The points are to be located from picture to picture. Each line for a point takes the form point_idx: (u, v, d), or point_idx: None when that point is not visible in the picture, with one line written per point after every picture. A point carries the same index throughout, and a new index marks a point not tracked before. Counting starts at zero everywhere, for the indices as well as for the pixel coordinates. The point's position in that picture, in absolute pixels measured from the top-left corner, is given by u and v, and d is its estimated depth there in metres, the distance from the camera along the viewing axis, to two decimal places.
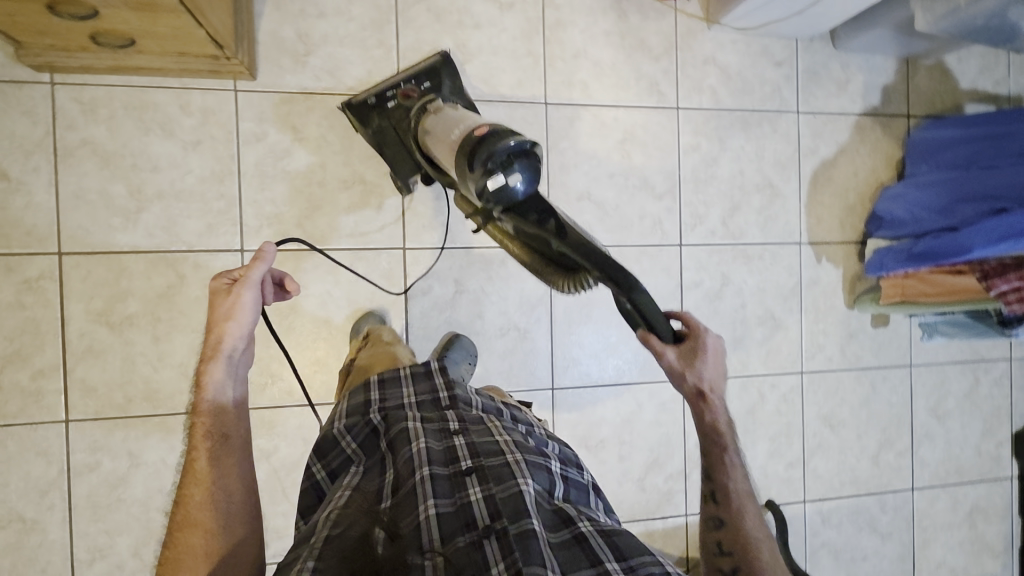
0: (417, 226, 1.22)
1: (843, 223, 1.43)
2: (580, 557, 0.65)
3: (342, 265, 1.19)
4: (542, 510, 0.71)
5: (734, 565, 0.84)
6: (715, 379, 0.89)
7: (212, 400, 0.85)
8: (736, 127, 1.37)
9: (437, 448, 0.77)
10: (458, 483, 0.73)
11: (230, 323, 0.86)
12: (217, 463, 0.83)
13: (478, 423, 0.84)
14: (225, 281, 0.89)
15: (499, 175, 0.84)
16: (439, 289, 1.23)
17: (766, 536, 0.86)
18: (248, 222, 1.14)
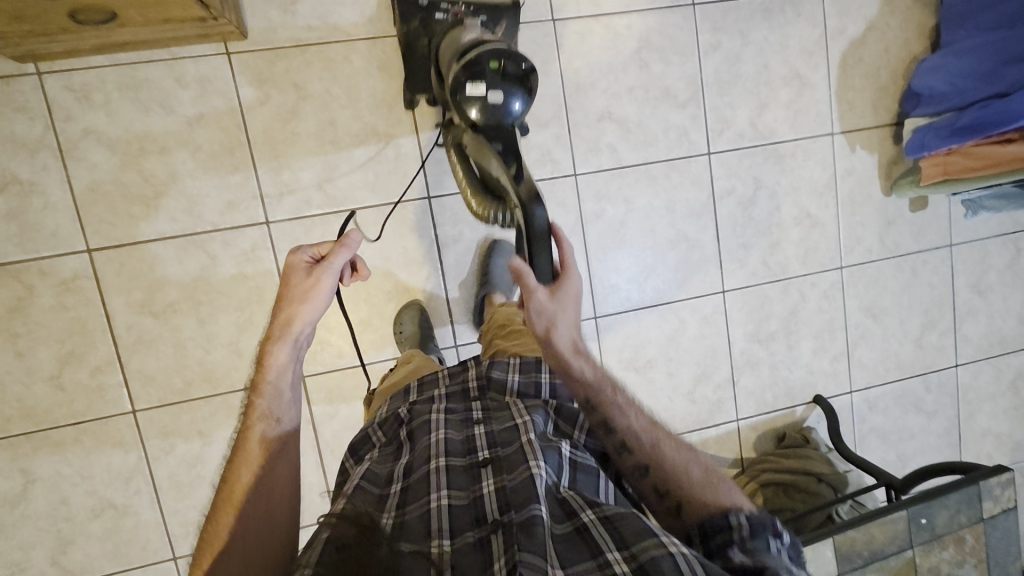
0: (437, 173, 1.18)
1: (876, 106, 1.36)
2: (584, 548, 0.62)
3: (369, 222, 1.16)
4: (551, 499, 0.69)
5: (678, 502, 0.72)
6: (573, 326, 0.84)
7: (272, 381, 0.86)
8: (757, 16, 1.27)
9: (454, 438, 0.82)
10: (474, 475, 0.76)
11: (300, 303, 0.87)
12: (264, 450, 0.80)
13: (499, 409, 0.87)
14: (303, 256, 0.91)
15: (482, 84, 0.93)
16: (470, 234, 1.20)
17: (692, 457, 0.76)
18: (268, 192, 1.11)
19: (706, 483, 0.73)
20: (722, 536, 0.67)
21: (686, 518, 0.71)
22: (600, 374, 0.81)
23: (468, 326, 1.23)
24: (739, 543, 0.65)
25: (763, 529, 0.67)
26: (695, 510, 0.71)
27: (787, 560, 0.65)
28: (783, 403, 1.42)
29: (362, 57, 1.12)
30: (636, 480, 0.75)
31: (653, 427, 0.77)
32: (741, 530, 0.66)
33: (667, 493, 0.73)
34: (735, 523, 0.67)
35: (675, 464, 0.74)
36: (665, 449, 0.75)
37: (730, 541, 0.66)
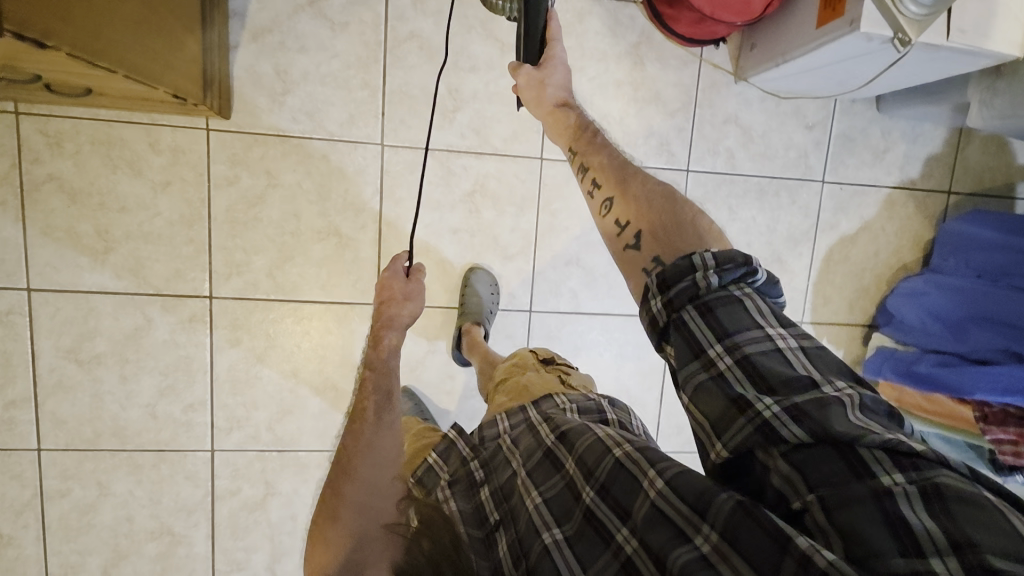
0: None
1: (853, 305, 1.32)
2: (597, 542, 0.62)
3: (311, 316, 1.16)
4: (558, 495, 0.68)
5: (636, 232, 0.73)
6: (564, 87, 0.94)
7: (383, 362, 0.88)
8: (750, 194, 1.25)
9: (465, 507, 0.77)
10: (491, 543, 0.72)
11: (405, 303, 0.86)
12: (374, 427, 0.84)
13: (495, 456, 0.82)
14: (396, 272, 0.87)
15: None
16: (411, 345, 1.20)
17: (651, 182, 0.78)
18: (218, 269, 1.11)
19: (666, 212, 0.72)
20: (684, 287, 0.57)
21: (645, 249, 0.72)
22: (582, 122, 0.91)
23: None
24: (700, 301, 0.56)
25: (732, 265, 0.57)
26: (653, 245, 0.71)
27: (767, 315, 0.55)
28: None
29: (341, 158, 1.11)
30: (605, 219, 0.79)
31: (623, 167, 0.83)
32: (701, 268, 0.57)
33: (627, 229, 0.74)
34: (698, 264, 0.57)
35: (636, 205, 0.75)
36: (630, 189, 0.77)
37: (694, 292, 0.57)
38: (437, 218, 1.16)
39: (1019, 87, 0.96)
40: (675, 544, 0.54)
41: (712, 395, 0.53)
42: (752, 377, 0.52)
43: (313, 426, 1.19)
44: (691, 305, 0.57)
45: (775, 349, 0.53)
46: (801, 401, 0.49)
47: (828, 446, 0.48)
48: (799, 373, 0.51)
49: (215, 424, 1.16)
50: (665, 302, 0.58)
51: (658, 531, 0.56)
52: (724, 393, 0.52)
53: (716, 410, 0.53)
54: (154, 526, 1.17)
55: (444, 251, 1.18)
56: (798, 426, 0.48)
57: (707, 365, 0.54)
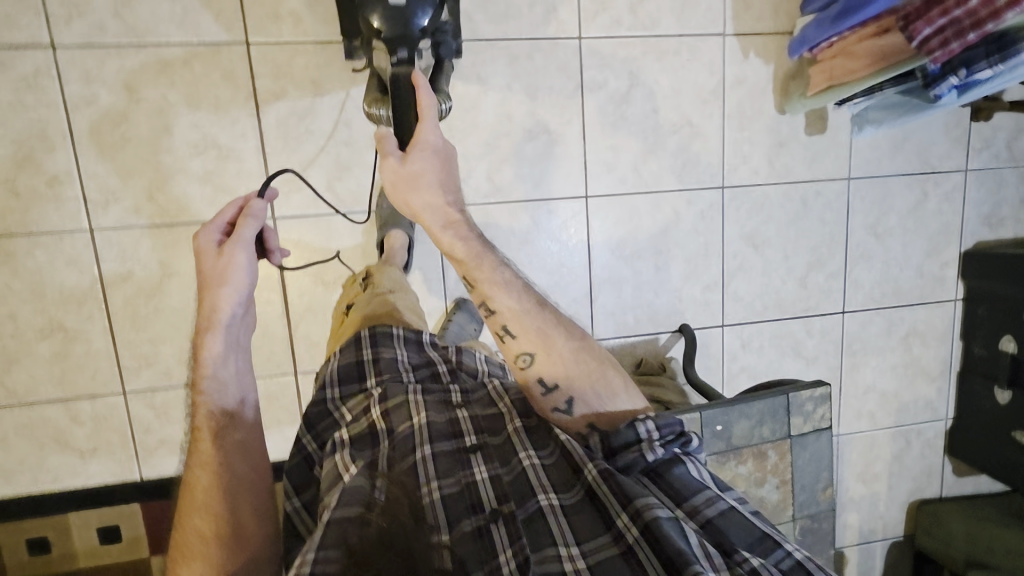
0: (260, 14, 1.04)
1: (776, 9, 1.23)
2: (598, 524, 0.71)
3: (175, 62, 1.03)
4: (556, 464, 0.79)
5: (568, 397, 0.82)
6: (437, 192, 0.82)
7: (213, 373, 0.87)
8: None
9: (441, 420, 0.88)
10: (463, 462, 0.83)
11: (222, 287, 0.85)
12: (221, 447, 0.83)
13: (478, 394, 0.94)
14: (213, 235, 0.88)
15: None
16: (296, 91, 1.08)
17: (573, 336, 0.84)
18: (56, 11, 0.99)
19: (593, 377, 0.82)
20: (635, 459, 0.74)
21: (576, 415, 0.82)
22: (480, 244, 0.84)
23: (290, 199, 1.12)
24: (653, 468, 0.74)
25: (670, 430, 0.76)
26: (586, 414, 0.82)
27: (708, 479, 0.74)
28: (644, 330, 1.32)
29: None
30: (520, 370, 0.83)
31: (546, 322, 0.83)
32: (647, 440, 0.75)
33: (554, 392, 0.82)
34: (642, 436, 0.75)
35: (563, 368, 0.82)
36: (555, 349, 0.82)
37: (641, 459, 0.74)
38: None
39: None
40: (688, 559, 0.61)
41: (703, 531, 0.66)
42: (720, 536, 0.66)
43: (201, 192, 1.08)
44: (644, 473, 0.74)
45: (735, 509, 0.68)
46: (787, 565, 0.62)
47: None
48: (770, 535, 0.66)
49: (90, 198, 1.04)
50: (612, 461, 0.76)
51: (670, 539, 0.64)
52: (711, 528, 0.66)
53: (712, 536, 0.66)
54: (42, 322, 1.06)
55: None
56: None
57: (680, 509, 0.70)
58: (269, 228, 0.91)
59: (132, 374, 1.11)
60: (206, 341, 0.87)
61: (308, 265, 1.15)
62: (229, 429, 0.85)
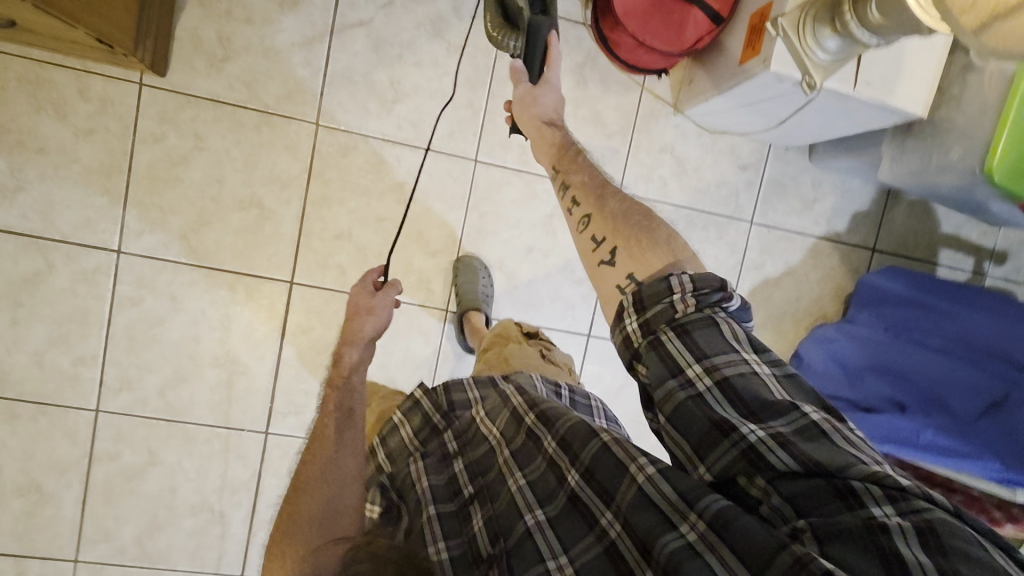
0: (308, 261, 1.15)
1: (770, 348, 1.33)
2: (581, 525, 0.59)
3: (220, 286, 1.14)
4: (541, 476, 0.66)
5: (612, 248, 0.69)
6: (550, 109, 0.92)
7: (345, 378, 0.87)
8: (677, 224, 1.27)
9: (433, 473, 0.77)
10: (465, 517, 0.70)
11: (366, 317, 0.88)
12: (338, 436, 0.82)
13: (467, 429, 0.81)
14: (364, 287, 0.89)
15: None
16: (320, 331, 1.18)
17: (628, 200, 0.74)
18: (130, 224, 1.10)
19: (647, 231, 0.67)
20: (660, 311, 0.57)
21: (619, 265, 0.67)
22: (565, 140, 0.88)
23: (285, 419, 1.19)
24: (677, 325, 0.55)
25: (706, 286, 0.56)
26: (626, 261, 0.66)
27: (741, 339, 0.55)
28: None
29: (273, 131, 1.11)
30: (580, 235, 0.74)
31: (604, 186, 0.78)
32: (679, 296, 0.56)
33: (603, 244, 0.70)
34: (674, 286, 0.57)
35: (612, 223, 0.71)
36: (608, 206, 0.74)
37: (667, 317, 0.56)
38: (364, 204, 1.16)
39: (929, 140, 0.95)
40: (659, 531, 0.52)
41: (692, 413, 0.52)
42: (733, 400, 0.51)
43: (206, 398, 1.16)
44: (668, 327, 0.56)
45: (755, 372, 0.52)
46: (785, 429, 0.49)
47: (820, 478, 0.46)
48: (782, 401, 0.50)
49: (105, 381, 1.13)
50: (641, 322, 0.58)
51: (642, 509, 0.54)
52: (708, 414, 0.51)
53: (700, 431, 0.52)
54: (23, 482, 1.12)
55: (366, 237, 1.17)
56: (786, 452, 0.48)
57: (685, 383, 0.53)
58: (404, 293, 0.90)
59: (89, 543, 1.16)
60: (345, 349, 0.88)
61: (283, 480, 1.21)
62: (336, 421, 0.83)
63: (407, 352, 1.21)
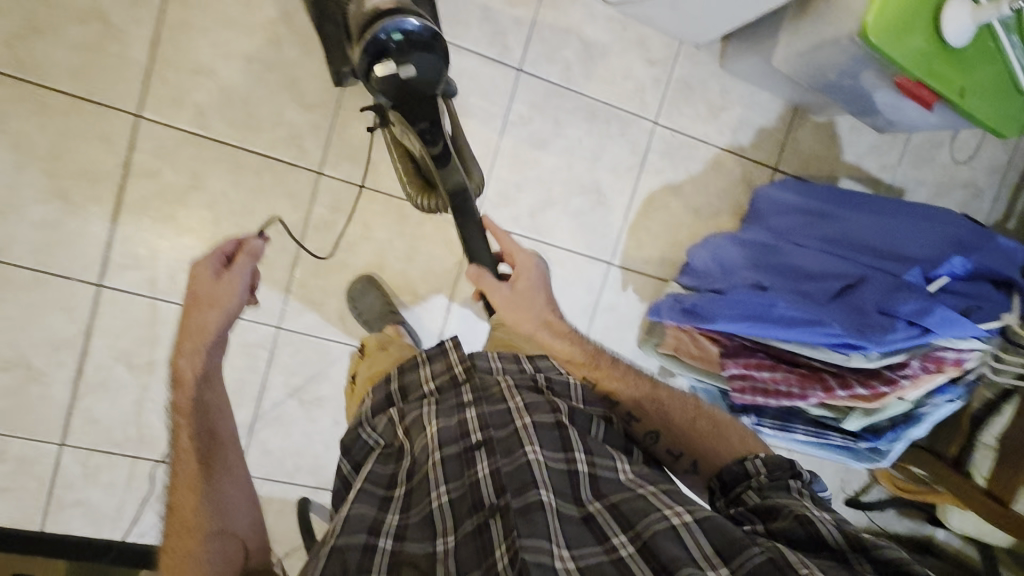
0: (160, 95, 1.03)
1: (663, 257, 1.29)
2: (590, 536, 0.65)
3: (52, 109, 0.99)
4: (557, 472, 0.71)
5: (693, 460, 0.84)
6: (543, 301, 0.92)
7: (195, 399, 0.80)
8: (579, 115, 1.20)
9: (449, 425, 0.80)
10: (468, 461, 0.75)
11: (208, 308, 0.80)
12: (209, 476, 0.77)
13: (490, 392, 0.85)
14: (209, 266, 0.83)
15: (390, 63, 0.79)
16: (170, 176, 1.05)
17: (687, 405, 0.88)
18: None
19: (716, 431, 0.85)
20: (741, 484, 0.75)
21: (703, 475, 0.83)
22: (594, 351, 0.93)
23: (123, 273, 1.06)
24: (761, 486, 0.72)
25: (778, 466, 0.73)
26: (706, 469, 0.83)
27: (806, 495, 0.69)
28: None
29: None
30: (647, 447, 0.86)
31: (649, 390, 0.89)
32: (755, 475, 0.74)
33: (680, 456, 0.84)
34: (750, 470, 0.75)
35: (694, 434, 0.85)
36: (668, 419, 0.86)
37: (749, 484, 0.73)
38: (230, 38, 1.03)
39: (820, 23, 0.89)
40: (684, 564, 0.59)
41: (773, 510, 0.67)
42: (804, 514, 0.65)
43: (28, 238, 1.02)
44: (756, 493, 0.71)
45: (807, 505, 0.67)
46: (824, 531, 0.62)
47: (830, 553, 0.60)
48: (829, 517, 0.64)
49: None
50: (726, 501, 0.75)
51: (667, 547, 0.61)
52: (780, 504, 0.67)
53: (768, 507, 0.68)
54: None
55: (231, 77, 1.05)
56: (832, 528, 0.62)
57: (767, 499, 0.69)
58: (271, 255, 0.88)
59: None
60: (183, 360, 0.80)
61: (118, 342, 1.08)
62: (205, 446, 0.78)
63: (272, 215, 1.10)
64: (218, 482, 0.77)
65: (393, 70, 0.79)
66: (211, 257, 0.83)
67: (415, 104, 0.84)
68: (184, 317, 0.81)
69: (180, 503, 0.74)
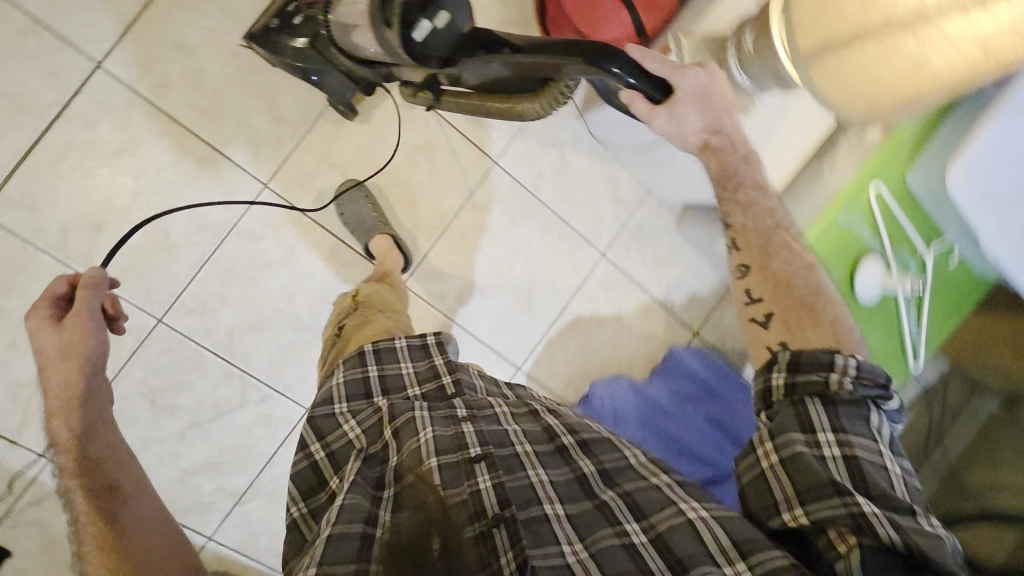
0: (131, 54, 0.99)
1: (570, 379, 1.30)
2: (602, 519, 0.66)
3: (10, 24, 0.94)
4: (566, 483, 0.71)
5: (782, 341, 0.67)
6: (698, 120, 0.78)
7: (78, 430, 0.72)
8: (536, 221, 1.23)
9: (443, 433, 0.77)
10: (468, 471, 0.72)
11: (64, 362, 0.73)
12: (116, 503, 0.69)
13: (483, 411, 0.83)
14: (43, 317, 0.74)
15: (422, 20, 0.74)
16: (106, 133, 0.99)
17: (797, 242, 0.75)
18: None
19: (810, 302, 0.69)
20: (811, 379, 0.61)
21: (773, 330, 0.69)
22: (738, 162, 0.78)
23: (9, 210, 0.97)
24: (830, 399, 0.60)
25: (874, 373, 0.61)
26: (781, 330, 0.68)
27: (884, 436, 0.60)
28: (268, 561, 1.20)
29: None
30: (735, 281, 0.75)
31: (769, 236, 0.75)
32: (839, 372, 0.60)
33: (756, 304, 0.72)
34: (839, 365, 0.60)
35: (778, 319, 0.69)
36: (773, 264, 0.73)
37: (822, 389, 0.60)
38: (227, 29, 1.02)
39: None
40: (699, 558, 0.59)
41: (807, 469, 0.57)
42: (856, 478, 0.57)
43: None
44: (828, 429, 0.59)
45: (883, 465, 0.58)
46: (905, 525, 0.53)
47: (899, 560, 0.53)
48: (898, 498, 0.56)
49: None
50: (789, 381, 0.62)
51: (682, 543, 0.60)
52: (829, 475, 0.56)
53: (814, 483, 0.57)
54: None
55: (213, 65, 1.02)
56: (894, 529, 0.53)
57: (814, 445, 0.59)
58: (119, 284, 0.80)
59: None
60: (58, 411, 0.73)
61: None
62: (102, 469, 0.71)
63: (198, 207, 1.05)
64: (126, 505, 0.70)
65: (429, 27, 0.74)
66: (41, 304, 0.75)
67: (470, 45, 0.78)
68: (44, 384, 0.73)
69: (89, 574, 0.64)
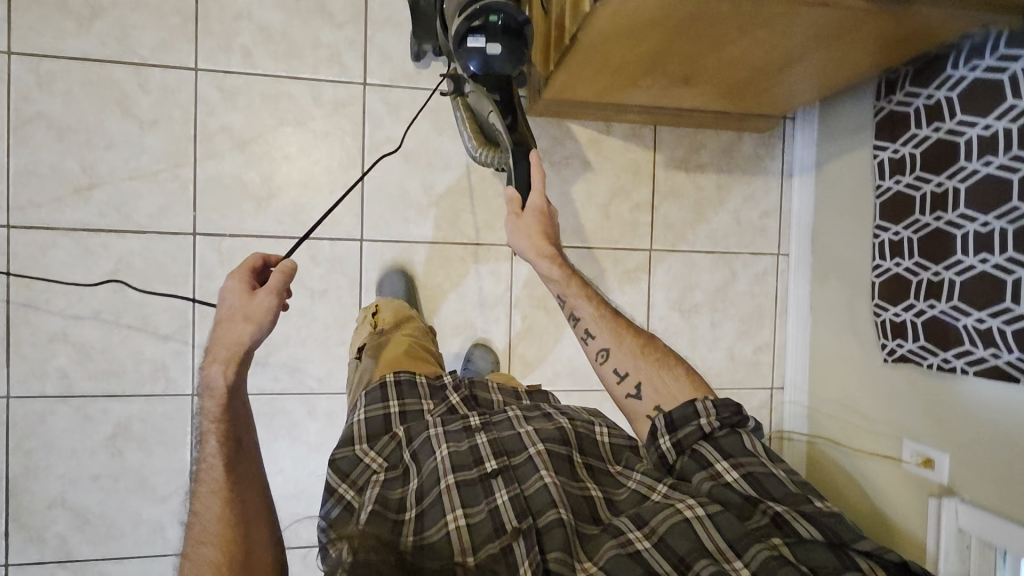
0: (384, 254, 1.19)
1: None
2: (610, 539, 0.70)
3: (347, 177, 1.17)
4: (573, 503, 0.76)
5: (637, 383, 0.89)
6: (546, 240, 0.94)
7: (229, 387, 0.75)
8: None
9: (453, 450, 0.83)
10: (488, 487, 0.79)
11: (242, 322, 0.74)
12: (229, 458, 0.74)
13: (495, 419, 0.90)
14: (234, 287, 0.76)
15: (483, 40, 0.90)
16: (314, 273, 1.17)
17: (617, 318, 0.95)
18: (391, 93, 1.18)
19: (659, 367, 0.90)
20: (692, 431, 0.79)
21: (647, 399, 0.89)
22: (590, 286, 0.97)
23: (210, 251, 1.13)
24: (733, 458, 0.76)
25: (729, 413, 0.80)
26: (653, 395, 0.88)
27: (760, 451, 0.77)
28: None
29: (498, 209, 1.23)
30: (602, 367, 0.93)
31: (614, 313, 0.95)
32: (706, 421, 0.79)
33: (628, 380, 0.90)
34: (702, 414, 0.80)
35: (640, 375, 0.90)
36: (623, 343, 0.92)
37: (700, 433, 0.79)
38: (448, 296, 1.22)
39: None
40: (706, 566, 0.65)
41: (725, 493, 0.73)
42: (755, 487, 0.73)
43: (221, 172, 1.13)
44: (733, 467, 0.75)
45: (772, 474, 0.74)
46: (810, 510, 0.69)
47: (831, 551, 0.64)
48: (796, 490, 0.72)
49: (228, 75, 1.13)
50: (675, 442, 0.80)
51: (682, 539, 0.68)
52: (741, 495, 0.72)
53: (738, 505, 0.72)
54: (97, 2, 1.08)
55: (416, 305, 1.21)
56: (808, 524, 0.67)
57: (717, 475, 0.75)
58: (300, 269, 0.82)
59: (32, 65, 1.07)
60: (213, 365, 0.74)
61: (137, 255, 1.11)
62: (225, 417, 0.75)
63: (303, 364, 1.17)
64: (239, 456, 0.75)
65: (482, 45, 0.90)
66: (243, 271, 0.78)
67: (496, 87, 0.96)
68: (216, 340, 0.75)
69: (203, 512, 0.71)
